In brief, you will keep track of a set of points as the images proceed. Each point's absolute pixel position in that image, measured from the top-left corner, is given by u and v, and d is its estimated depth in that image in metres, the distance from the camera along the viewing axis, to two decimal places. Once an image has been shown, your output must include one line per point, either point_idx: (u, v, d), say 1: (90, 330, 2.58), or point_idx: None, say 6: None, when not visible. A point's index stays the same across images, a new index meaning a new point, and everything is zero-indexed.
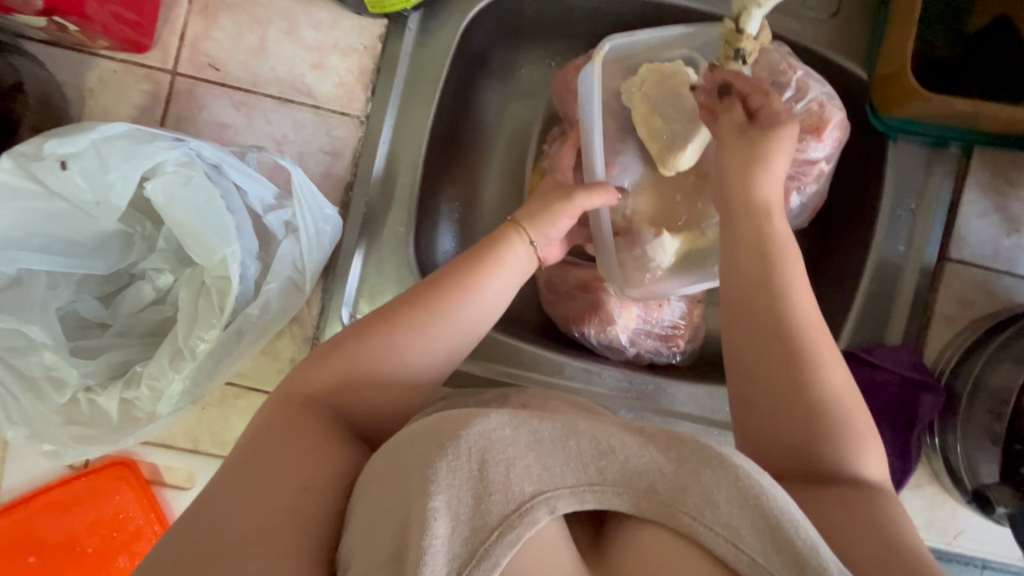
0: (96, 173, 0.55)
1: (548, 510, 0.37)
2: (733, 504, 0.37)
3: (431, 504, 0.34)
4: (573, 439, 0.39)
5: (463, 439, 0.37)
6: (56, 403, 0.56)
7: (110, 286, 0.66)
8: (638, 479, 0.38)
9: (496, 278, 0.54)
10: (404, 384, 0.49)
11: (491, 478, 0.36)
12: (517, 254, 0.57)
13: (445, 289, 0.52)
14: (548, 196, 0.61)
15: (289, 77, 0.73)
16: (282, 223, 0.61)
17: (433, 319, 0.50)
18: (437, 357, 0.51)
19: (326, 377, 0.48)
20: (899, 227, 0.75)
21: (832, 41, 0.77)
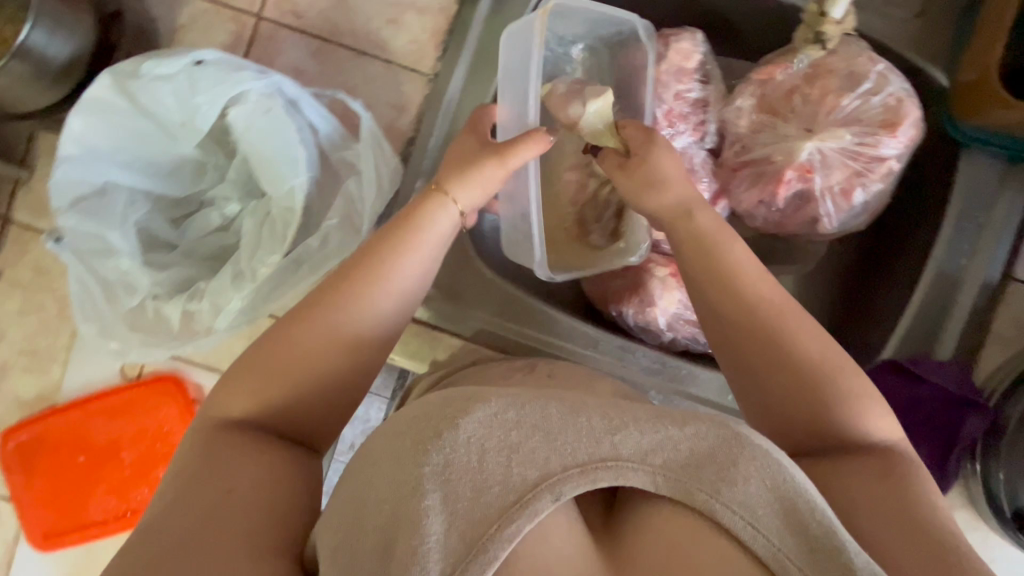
0: (186, 95, 0.59)
1: (552, 498, 0.38)
2: (757, 492, 0.39)
3: (427, 502, 0.37)
4: (582, 415, 0.41)
5: (461, 427, 0.39)
6: (127, 306, 0.60)
7: (179, 210, 0.69)
8: (654, 454, 0.40)
9: (403, 264, 0.54)
10: (320, 375, 0.51)
11: (490, 470, 0.38)
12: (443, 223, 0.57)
13: (339, 288, 0.52)
14: (469, 159, 0.59)
15: (366, 30, 0.75)
16: (347, 164, 0.63)
17: (329, 319, 0.51)
18: (347, 346, 0.52)
19: (243, 396, 0.50)
20: (962, 242, 0.72)
21: (913, 42, 0.74)
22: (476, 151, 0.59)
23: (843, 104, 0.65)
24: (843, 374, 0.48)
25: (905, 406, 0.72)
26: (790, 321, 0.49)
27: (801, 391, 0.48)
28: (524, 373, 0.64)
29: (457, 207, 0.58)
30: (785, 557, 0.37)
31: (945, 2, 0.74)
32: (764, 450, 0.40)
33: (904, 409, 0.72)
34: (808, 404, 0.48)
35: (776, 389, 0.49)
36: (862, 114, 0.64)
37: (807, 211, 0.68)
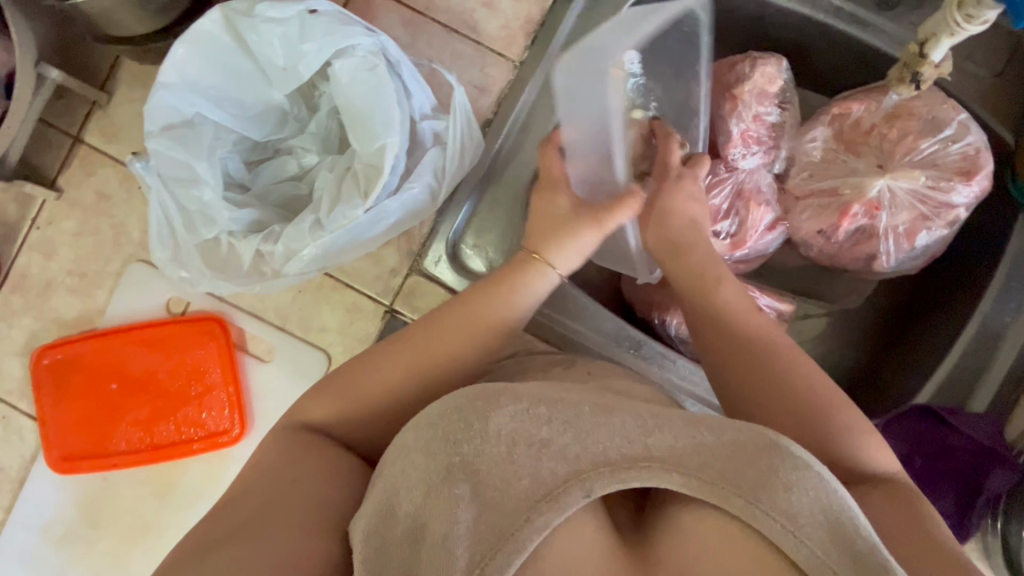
0: (294, 41, 0.60)
1: (583, 493, 0.39)
2: (821, 504, 0.37)
3: (456, 491, 0.39)
4: (616, 415, 0.41)
5: (491, 420, 0.41)
6: (201, 237, 0.60)
7: (256, 154, 0.70)
8: (689, 457, 0.40)
9: (510, 303, 0.54)
10: (409, 399, 0.51)
11: (520, 462, 0.40)
12: (541, 285, 0.56)
13: (446, 318, 0.53)
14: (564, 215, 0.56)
15: (461, 9, 0.77)
16: (432, 133, 0.65)
17: (431, 347, 0.52)
18: (443, 375, 0.52)
19: (326, 408, 0.50)
20: (1010, 299, 0.74)
21: (986, 99, 0.76)
22: (558, 207, 0.57)
23: (920, 147, 0.66)
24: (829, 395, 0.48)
25: (935, 452, 0.73)
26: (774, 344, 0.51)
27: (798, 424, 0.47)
28: (563, 368, 0.60)
29: (558, 271, 0.56)
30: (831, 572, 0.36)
31: None
32: (811, 464, 0.38)
33: (932, 454, 0.73)
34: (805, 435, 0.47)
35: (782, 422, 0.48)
36: (937, 160, 0.66)
37: (868, 246, 0.70)
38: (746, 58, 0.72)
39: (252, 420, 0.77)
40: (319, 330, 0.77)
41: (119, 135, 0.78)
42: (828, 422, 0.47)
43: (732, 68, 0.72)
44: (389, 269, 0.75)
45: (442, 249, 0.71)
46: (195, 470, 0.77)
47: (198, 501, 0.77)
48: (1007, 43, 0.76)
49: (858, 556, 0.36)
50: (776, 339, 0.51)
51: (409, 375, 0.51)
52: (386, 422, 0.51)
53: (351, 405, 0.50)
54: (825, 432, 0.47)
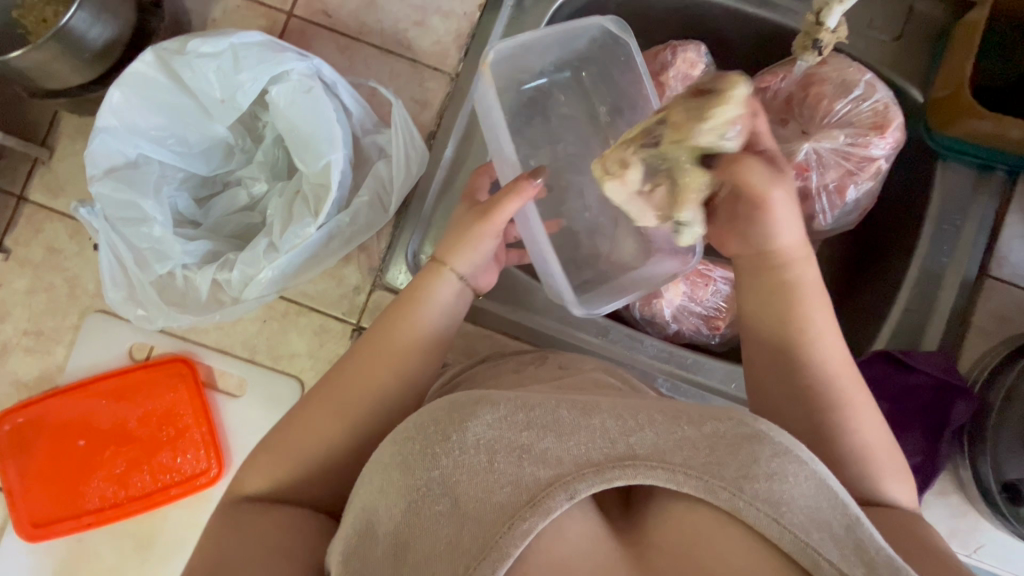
0: (229, 73, 0.61)
1: (566, 496, 0.40)
2: (804, 490, 0.40)
3: (436, 509, 0.41)
4: (595, 416, 0.43)
5: (467, 430, 0.43)
6: (155, 274, 0.60)
7: (206, 190, 0.71)
8: (672, 453, 0.42)
9: (417, 322, 0.60)
10: (331, 439, 0.55)
11: (501, 470, 0.41)
12: (445, 292, 0.62)
13: (351, 358, 0.58)
14: (465, 220, 0.62)
15: (393, 31, 0.80)
16: (377, 147, 0.67)
17: (337, 386, 0.57)
18: (360, 411, 0.56)
19: (263, 484, 0.54)
20: (943, 241, 0.79)
21: (891, 61, 0.82)
22: (467, 220, 0.62)
23: (835, 108, 0.71)
24: (824, 372, 0.56)
25: (896, 394, 0.77)
26: (801, 333, 0.57)
27: (788, 392, 0.57)
28: (536, 365, 0.62)
29: (457, 274, 0.62)
30: (815, 552, 0.39)
31: (920, 28, 0.82)
32: (791, 452, 0.42)
33: (898, 397, 0.77)
34: (792, 401, 0.56)
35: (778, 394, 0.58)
36: (852, 119, 0.70)
37: (807, 207, 0.73)
38: (667, 47, 0.77)
39: (230, 459, 0.76)
40: (288, 357, 0.76)
41: (64, 189, 0.77)
42: (820, 392, 0.56)
43: (655, 57, 0.77)
44: (352, 287, 0.76)
45: (405, 262, 0.74)
46: (176, 517, 0.75)
47: (180, 549, 0.75)
48: (902, 7, 0.82)
49: (839, 537, 0.39)
50: (818, 338, 0.57)
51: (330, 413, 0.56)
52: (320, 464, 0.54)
53: (284, 459, 0.54)
54: (814, 400, 0.55)
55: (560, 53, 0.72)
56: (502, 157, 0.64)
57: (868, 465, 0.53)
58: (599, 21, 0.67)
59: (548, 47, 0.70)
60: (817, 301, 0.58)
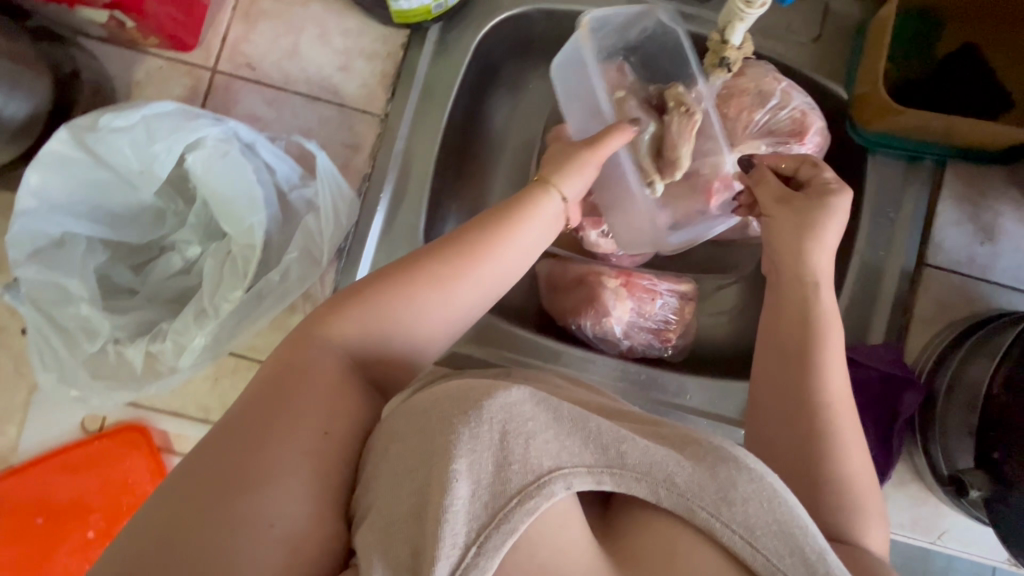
0: (143, 143, 0.61)
1: (565, 486, 0.37)
2: (756, 509, 0.40)
3: (454, 466, 0.36)
4: (593, 419, 0.41)
5: (486, 408, 0.38)
6: (86, 352, 0.60)
7: (141, 256, 0.71)
8: (659, 466, 0.40)
9: (498, 255, 0.55)
10: (386, 359, 0.50)
11: (512, 449, 0.37)
12: (549, 209, 0.59)
13: (419, 271, 0.51)
14: (569, 152, 0.62)
15: (318, 77, 0.80)
16: (305, 201, 0.66)
17: (410, 299, 0.50)
18: (429, 332, 0.51)
19: (321, 331, 0.48)
20: (880, 234, 0.81)
21: (812, 62, 0.84)
22: (568, 152, 0.62)
23: (756, 119, 0.72)
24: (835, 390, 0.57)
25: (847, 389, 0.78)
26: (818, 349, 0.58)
27: (791, 396, 0.57)
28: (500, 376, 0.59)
29: (563, 198, 0.60)
30: (776, 567, 0.39)
31: (837, 27, 0.84)
32: (766, 478, 0.41)
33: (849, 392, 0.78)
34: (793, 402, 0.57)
35: (778, 394, 0.58)
36: (772, 127, 0.72)
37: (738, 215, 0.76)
38: None
39: None
40: None
41: None
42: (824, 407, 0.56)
43: None
44: None
45: None
46: None
47: None
48: (817, 8, 0.84)
49: (809, 561, 0.39)
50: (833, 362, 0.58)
51: (347, 331, 0.49)
52: (318, 394, 0.44)
53: (284, 368, 0.45)
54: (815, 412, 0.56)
55: (617, 38, 0.74)
56: (603, 112, 0.67)
57: (838, 489, 0.53)
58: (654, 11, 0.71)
59: (610, 31, 0.72)
60: (837, 330, 0.60)
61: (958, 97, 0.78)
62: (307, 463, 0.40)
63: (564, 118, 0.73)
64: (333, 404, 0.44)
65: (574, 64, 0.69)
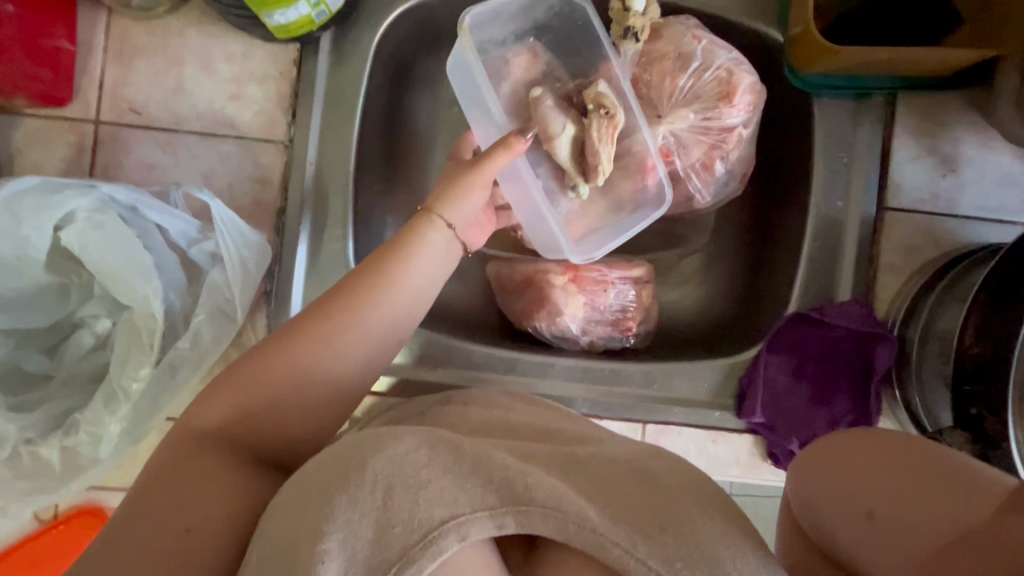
0: (10, 227, 0.56)
1: (457, 537, 0.35)
2: (671, 522, 0.37)
3: (324, 545, 0.34)
4: (496, 457, 0.39)
5: (370, 468, 0.36)
6: (0, 458, 0.56)
7: (52, 337, 0.66)
8: (569, 500, 0.37)
9: (393, 291, 0.51)
10: (294, 419, 0.46)
11: (395, 508, 0.35)
12: (437, 238, 0.55)
13: (298, 327, 0.47)
14: (458, 171, 0.57)
15: (210, 111, 0.74)
16: (207, 255, 0.62)
17: (297, 355, 0.46)
18: (329, 386, 0.47)
19: (221, 407, 0.45)
20: (836, 182, 0.75)
21: (741, 7, 0.76)
22: (463, 167, 0.57)
23: (680, 85, 0.68)
24: None
25: (818, 352, 0.75)
26: None
27: None
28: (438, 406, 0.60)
29: (449, 223, 0.55)
30: None
31: None
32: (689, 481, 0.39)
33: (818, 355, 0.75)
34: None
35: None
36: (698, 92, 0.68)
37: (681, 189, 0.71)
38: None
39: None
40: None
41: None
42: None
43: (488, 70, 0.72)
44: None
45: None
46: None
47: None
48: None
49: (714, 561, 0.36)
50: None
51: (227, 413, 0.45)
52: (199, 489, 0.41)
53: (164, 465, 0.42)
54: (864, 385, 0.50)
55: (520, 22, 0.68)
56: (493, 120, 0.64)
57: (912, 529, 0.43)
58: None
59: (509, 20, 0.68)
60: None
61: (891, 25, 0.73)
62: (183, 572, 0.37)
63: (472, 126, 0.68)
64: (217, 498, 0.41)
65: (463, 71, 0.64)
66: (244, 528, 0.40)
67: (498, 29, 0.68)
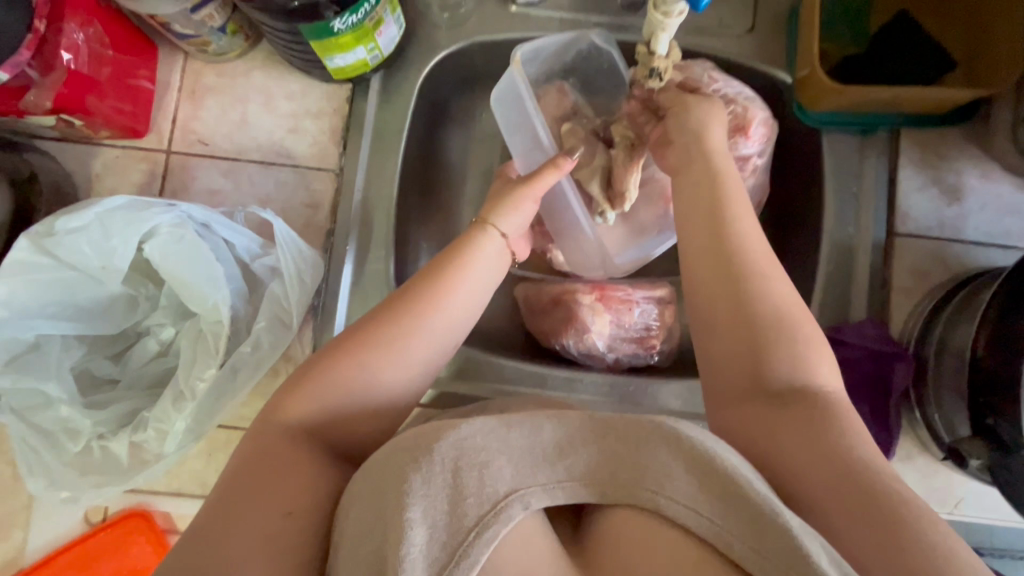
0: (100, 241, 0.62)
1: (522, 507, 0.39)
2: (692, 484, 0.40)
3: (407, 514, 0.37)
4: (545, 431, 0.42)
5: (437, 450, 0.40)
6: (72, 452, 0.62)
7: (119, 345, 0.72)
8: (602, 468, 0.41)
9: (452, 302, 0.56)
10: (366, 415, 0.51)
11: (465, 484, 0.39)
12: (490, 247, 0.62)
13: (370, 333, 0.52)
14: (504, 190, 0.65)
15: (270, 142, 0.82)
16: (267, 269, 0.68)
17: (369, 358, 0.51)
18: (397, 386, 0.52)
19: (302, 403, 0.49)
20: (846, 210, 0.80)
21: (751, 53, 0.84)
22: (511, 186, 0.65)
23: None
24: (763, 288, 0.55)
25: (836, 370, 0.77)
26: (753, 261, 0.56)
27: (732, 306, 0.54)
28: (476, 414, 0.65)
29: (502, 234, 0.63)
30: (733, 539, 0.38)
31: (768, 14, 0.84)
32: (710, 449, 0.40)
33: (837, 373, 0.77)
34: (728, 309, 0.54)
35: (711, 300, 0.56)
36: None
37: None
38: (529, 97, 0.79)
39: None
40: None
41: None
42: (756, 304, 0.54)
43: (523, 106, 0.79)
44: None
45: None
46: None
47: None
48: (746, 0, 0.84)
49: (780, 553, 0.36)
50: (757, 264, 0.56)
51: (312, 408, 0.49)
52: (288, 475, 0.45)
53: (257, 450, 0.46)
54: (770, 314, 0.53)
55: (556, 64, 0.77)
56: (540, 143, 0.70)
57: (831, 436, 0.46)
58: (587, 34, 0.74)
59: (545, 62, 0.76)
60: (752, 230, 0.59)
61: (892, 66, 0.79)
62: (284, 549, 0.41)
63: (513, 154, 0.75)
64: (305, 484, 0.45)
65: (512, 104, 0.70)
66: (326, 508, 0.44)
67: (533, 69, 0.75)
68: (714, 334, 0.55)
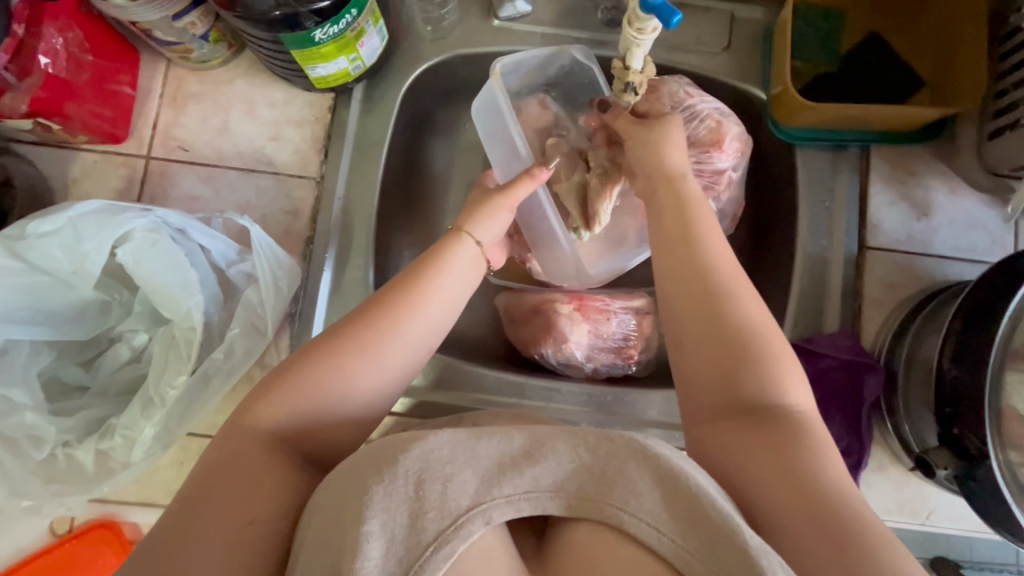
0: (72, 245, 0.62)
1: (483, 521, 0.39)
2: (654, 499, 0.40)
3: (366, 527, 0.37)
4: (513, 443, 0.42)
5: (401, 463, 0.40)
6: (35, 459, 0.61)
7: (91, 351, 0.71)
8: (569, 480, 0.41)
9: (427, 309, 0.56)
10: (338, 421, 0.50)
11: (427, 496, 0.39)
12: (464, 253, 0.62)
13: (341, 340, 0.52)
14: (482, 198, 0.66)
15: (251, 150, 0.82)
16: (243, 275, 0.67)
17: (339, 364, 0.51)
18: (370, 391, 0.52)
19: (271, 410, 0.48)
20: (820, 223, 0.82)
21: (727, 70, 0.86)
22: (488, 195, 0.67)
23: None
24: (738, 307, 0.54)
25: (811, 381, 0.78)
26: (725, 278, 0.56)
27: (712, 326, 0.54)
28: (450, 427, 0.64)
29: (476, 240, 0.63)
30: (690, 557, 0.38)
31: (744, 33, 0.87)
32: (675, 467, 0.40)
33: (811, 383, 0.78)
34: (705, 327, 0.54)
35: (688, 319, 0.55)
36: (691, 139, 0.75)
37: None
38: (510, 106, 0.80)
39: None
40: None
41: None
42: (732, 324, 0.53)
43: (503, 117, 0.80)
44: None
45: None
46: None
47: None
48: (722, 20, 0.87)
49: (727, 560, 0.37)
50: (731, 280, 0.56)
51: (281, 416, 0.48)
52: (253, 485, 0.45)
53: (220, 461, 0.46)
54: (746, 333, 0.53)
55: (537, 77, 0.79)
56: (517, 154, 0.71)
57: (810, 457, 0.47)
58: (567, 49, 0.76)
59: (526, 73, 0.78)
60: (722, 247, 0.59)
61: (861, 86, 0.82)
62: (247, 559, 0.41)
63: (492, 163, 0.76)
64: (269, 494, 0.44)
65: (493, 114, 0.72)
66: (291, 518, 0.44)
67: (514, 79, 0.77)
68: (694, 353, 0.54)
